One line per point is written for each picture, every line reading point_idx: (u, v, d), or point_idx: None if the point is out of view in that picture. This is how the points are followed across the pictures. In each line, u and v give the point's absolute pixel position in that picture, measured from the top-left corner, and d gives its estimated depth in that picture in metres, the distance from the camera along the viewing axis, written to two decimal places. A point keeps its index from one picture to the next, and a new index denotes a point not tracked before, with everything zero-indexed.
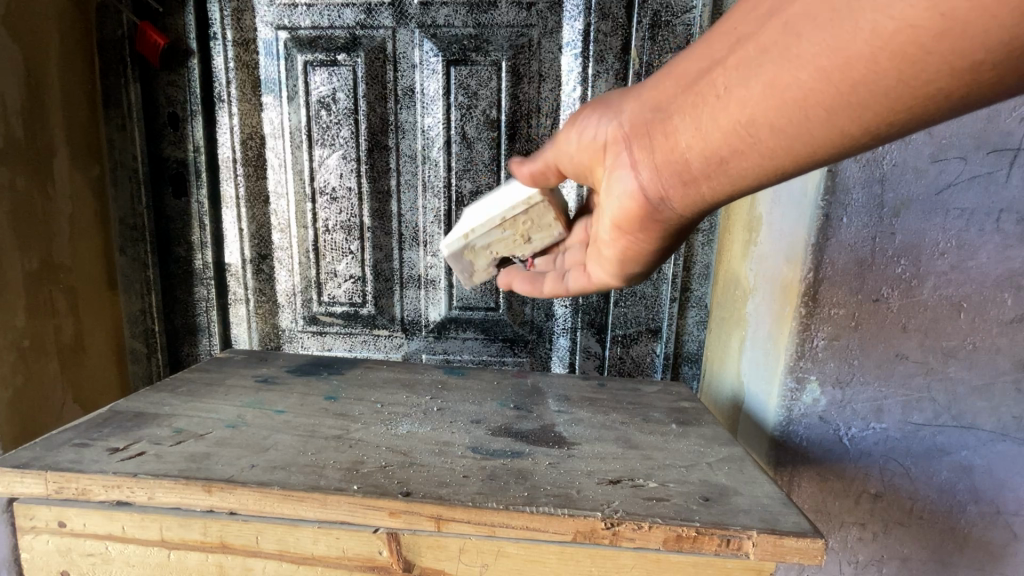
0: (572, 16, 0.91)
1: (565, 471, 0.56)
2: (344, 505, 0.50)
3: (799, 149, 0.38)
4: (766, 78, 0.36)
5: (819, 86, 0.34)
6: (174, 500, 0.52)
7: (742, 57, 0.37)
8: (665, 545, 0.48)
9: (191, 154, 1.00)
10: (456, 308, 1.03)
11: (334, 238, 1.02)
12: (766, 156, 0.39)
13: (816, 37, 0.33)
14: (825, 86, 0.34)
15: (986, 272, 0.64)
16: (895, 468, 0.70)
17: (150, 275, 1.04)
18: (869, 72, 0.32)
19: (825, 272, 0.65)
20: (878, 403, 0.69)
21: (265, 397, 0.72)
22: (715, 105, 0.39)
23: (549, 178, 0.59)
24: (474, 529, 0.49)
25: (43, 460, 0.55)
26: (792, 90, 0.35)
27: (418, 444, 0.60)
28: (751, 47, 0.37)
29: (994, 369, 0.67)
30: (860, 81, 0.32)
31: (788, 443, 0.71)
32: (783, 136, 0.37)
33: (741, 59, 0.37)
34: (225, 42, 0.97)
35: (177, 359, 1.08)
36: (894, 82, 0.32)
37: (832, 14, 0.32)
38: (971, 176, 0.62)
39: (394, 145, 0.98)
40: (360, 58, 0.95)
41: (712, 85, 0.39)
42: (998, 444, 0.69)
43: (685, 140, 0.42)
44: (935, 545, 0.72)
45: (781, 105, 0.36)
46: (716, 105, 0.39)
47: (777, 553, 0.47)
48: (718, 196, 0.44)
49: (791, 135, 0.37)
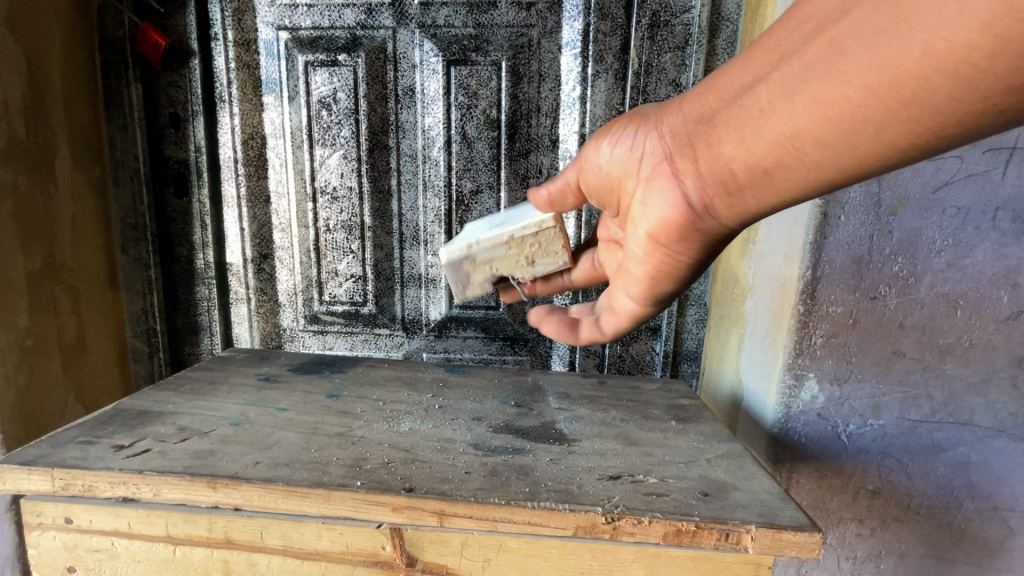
0: (571, 16, 0.91)
1: (566, 467, 0.57)
2: (348, 500, 0.50)
3: (835, 166, 0.38)
4: (808, 94, 0.36)
5: (857, 104, 0.34)
6: (179, 496, 0.52)
7: (784, 71, 0.38)
8: (664, 539, 0.49)
9: (192, 154, 1.01)
10: (457, 307, 1.03)
11: (335, 238, 1.02)
12: (808, 169, 0.40)
13: (856, 58, 0.33)
14: (860, 106, 0.34)
15: (982, 270, 0.65)
16: (892, 465, 0.71)
17: (151, 275, 1.04)
18: (901, 94, 0.32)
19: (822, 270, 0.66)
20: (876, 400, 0.70)
21: (268, 395, 0.73)
22: (759, 117, 0.40)
23: (566, 200, 0.61)
24: (476, 524, 0.50)
25: (49, 457, 0.55)
26: (833, 109, 0.36)
27: (419, 441, 0.61)
28: (796, 63, 0.37)
29: (991, 366, 0.67)
30: (900, 99, 0.33)
31: (787, 440, 0.72)
32: (820, 153, 0.38)
33: (785, 75, 0.37)
34: (226, 43, 0.97)
35: (179, 359, 1.09)
36: (922, 102, 0.32)
37: (872, 31, 0.32)
38: (967, 175, 0.63)
39: (394, 145, 0.99)
40: (361, 58, 0.96)
41: (755, 100, 0.40)
42: (994, 441, 0.70)
43: (728, 152, 0.42)
44: (932, 541, 0.73)
45: (827, 122, 0.36)
46: (759, 119, 0.40)
47: (776, 547, 0.48)
48: (763, 206, 0.45)
49: (826, 152, 0.37)
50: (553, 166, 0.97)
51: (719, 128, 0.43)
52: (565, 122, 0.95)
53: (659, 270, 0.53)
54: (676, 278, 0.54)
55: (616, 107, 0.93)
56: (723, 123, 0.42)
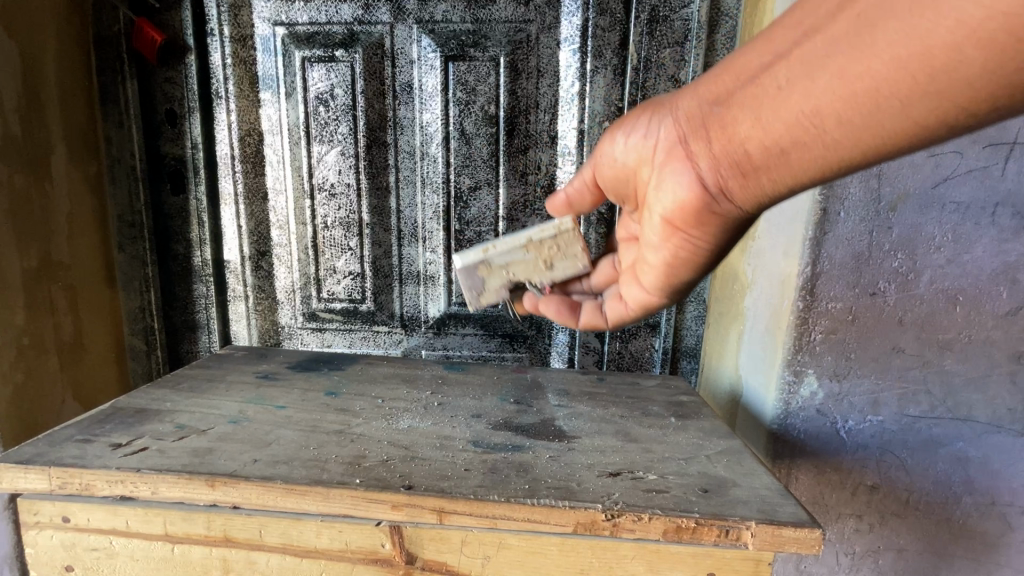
0: (570, 11, 0.91)
1: (565, 464, 0.56)
2: (347, 498, 0.50)
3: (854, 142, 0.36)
4: (830, 71, 0.35)
5: (886, 79, 0.33)
6: (178, 494, 0.52)
7: (808, 48, 0.36)
8: (664, 536, 0.48)
9: (189, 151, 1.00)
10: (456, 304, 1.03)
11: (333, 235, 1.02)
12: (824, 151, 0.38)
13: (876, 42, 0.33)
14: (886, 84, 0.33)
15: (981, 266, 0.65)
16: (891, 460, 0.71)
17: (149, 273, 1.04)
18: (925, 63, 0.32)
19: (822, 266, 0.66)
20: (875, 396, 0.70)
21: (266, 392, 0.72)
22: (775, 96, 0.38)
23: (584, 201, 0.64)
24: (476, 521, 0.50)
25: (47, 456, 0.55)
26: (858, 87, 0.34)
27: (419, 438, 0.61)
28: (818, 41, 0.36)
29: (989, 362, 0.67)
30: (928, 72, 0.32)
31: (786, 437, 0.72)
32: (837, 127, 0.36)
33: (807, 52, 0.36)
34: (222, 39, 0.97)
35: (177, 356, 1.08)
36: (948, 65, 0.31)
37: (893, 7, 0.32)
38: (967, 170, 0.63)
39: (392, 141, 0.98)
40: (358, 54, 0.95)
41: (772, 79, 0.38)
42: (993, 436, 0.70)
43: (742, 131, 0.41)
44: (931, 536, 0.73)
45: (851, 94, 0.35)
46: (777, 98, 0.38)
47: (776, 543, 0.48)
48: (778, 190, 0.43)
49: (843, 127, 0.36)
50: (551, 162, 0.96)
51: (733, 109, 0.41)
52: (563, 119, 0.94)
53: (676, 257, 0.52)
54: (692, 264, 0.53)
55: (615, 103, 0.92)
56: (734, 102, 0.41)
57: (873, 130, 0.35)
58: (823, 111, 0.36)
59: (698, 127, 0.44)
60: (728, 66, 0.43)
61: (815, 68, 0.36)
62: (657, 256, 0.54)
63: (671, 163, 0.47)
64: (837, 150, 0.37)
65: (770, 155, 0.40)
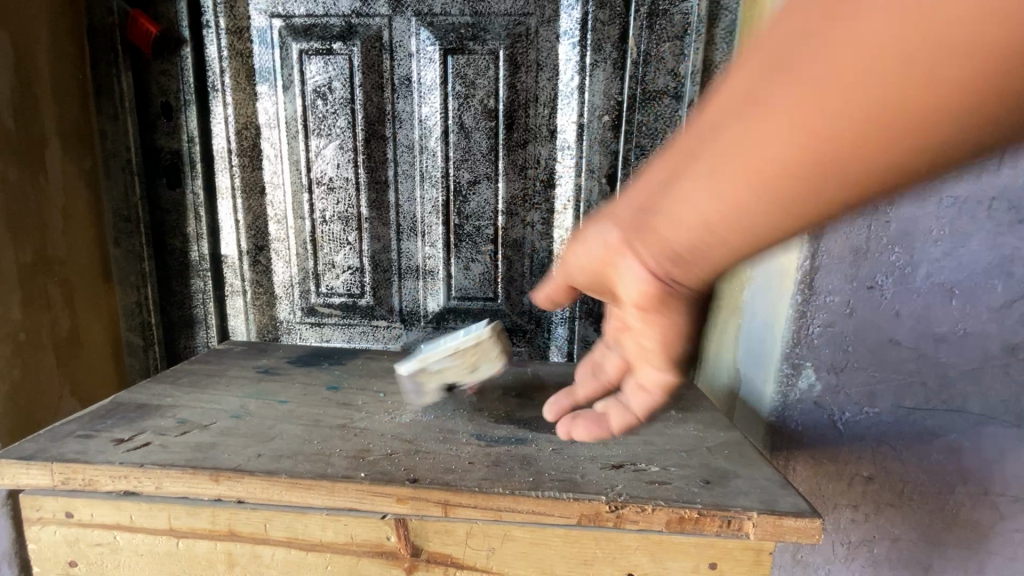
0: (569, 4, 0.90)
1: (568, 456, 0.57)
2: (351, 492, 0.50)
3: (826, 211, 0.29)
4: (763, 160, 0.28)
5: (834, 149, 0.27)
6: (182, 489, 0.52)
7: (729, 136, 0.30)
8: (668, 527, 0.49)
9: (185, 145, 0.99)
10: (455, 299, 1.03)
11: (331, 229, 1.02)
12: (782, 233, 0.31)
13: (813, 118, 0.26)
14: (845, 148, 0.26)
15: (977, 260, 0.66)
16: (887, 451, 0.72)
17: (146, 267, 1.03)
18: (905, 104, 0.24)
19: (820, 260, 0.67)
20: (872, 388, 0.70)
21: (267, 387, 0.72)
22: (709, 195, 0.31)
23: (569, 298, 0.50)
24: (481, 513, 0.50)
25: (48, 452, 0.55)
26: (800, 164, 0.28)
27: (421, 432, 0.61)
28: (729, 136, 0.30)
29: (984, 354, 0.68)
30: (898, 123, 0.25)
31: (784, 429, 0.73)
32: (798, 207, 0.29)
33: (720, 151, 0.30)
34: (218, 31, 0.96)
35: (174, 352, 1.08)
36: (907, 95, 0.24)
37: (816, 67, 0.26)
38: (964, 164, 0.63)
39: (391, 135, 0.97)
40: (356, 47, 0.95)
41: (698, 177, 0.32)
42: (986, 427, 0.71)
43: (683, 232, 0.34)
44: (925, 526, 0.74)
45: (796, 180, 0.28)
46: (709, 197, 0.31)
47: (777, 532, 0.48)
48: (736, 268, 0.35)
49: (807, 204, 0.29)
50: (551, 156, 0.96)
51: (668, 212, 0.34)
52: (563, 112, 0.94)
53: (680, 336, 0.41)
54: (693, 334, 0.42)
55: (615, 97, 0.92)
56: (663, 205, 0.34)
57: (921, 93, 0.24)
58: (789, 197, 0.29)
59: (642, 236, 0.36)
60: (649, 170, 0.37)
61: (759, 157, 0.29)
62: (654, 340, 0.42)
63: (626, 266, 0.38)
64: (864, 179, 0.27)
65: (719, 250, 0.33)
